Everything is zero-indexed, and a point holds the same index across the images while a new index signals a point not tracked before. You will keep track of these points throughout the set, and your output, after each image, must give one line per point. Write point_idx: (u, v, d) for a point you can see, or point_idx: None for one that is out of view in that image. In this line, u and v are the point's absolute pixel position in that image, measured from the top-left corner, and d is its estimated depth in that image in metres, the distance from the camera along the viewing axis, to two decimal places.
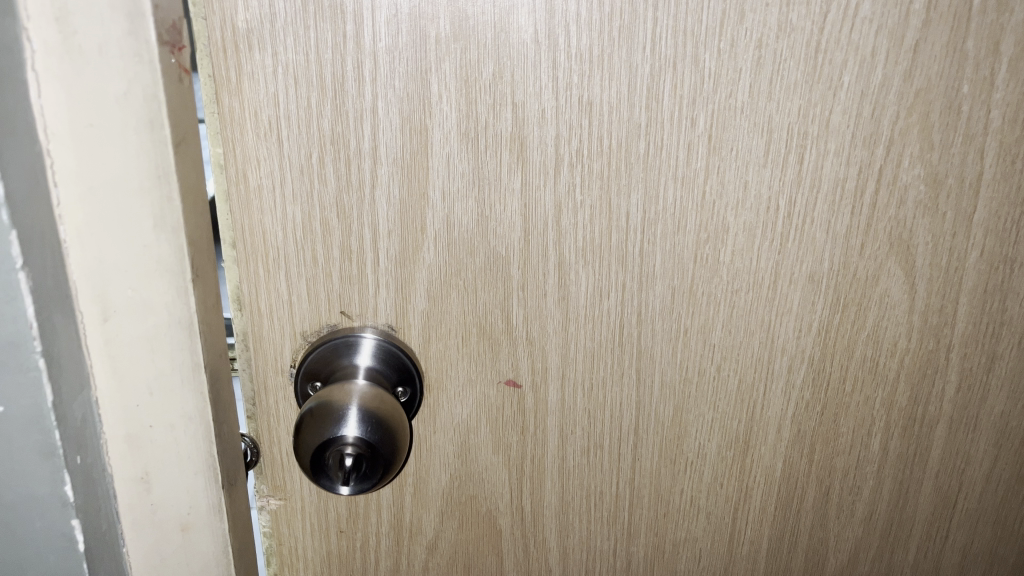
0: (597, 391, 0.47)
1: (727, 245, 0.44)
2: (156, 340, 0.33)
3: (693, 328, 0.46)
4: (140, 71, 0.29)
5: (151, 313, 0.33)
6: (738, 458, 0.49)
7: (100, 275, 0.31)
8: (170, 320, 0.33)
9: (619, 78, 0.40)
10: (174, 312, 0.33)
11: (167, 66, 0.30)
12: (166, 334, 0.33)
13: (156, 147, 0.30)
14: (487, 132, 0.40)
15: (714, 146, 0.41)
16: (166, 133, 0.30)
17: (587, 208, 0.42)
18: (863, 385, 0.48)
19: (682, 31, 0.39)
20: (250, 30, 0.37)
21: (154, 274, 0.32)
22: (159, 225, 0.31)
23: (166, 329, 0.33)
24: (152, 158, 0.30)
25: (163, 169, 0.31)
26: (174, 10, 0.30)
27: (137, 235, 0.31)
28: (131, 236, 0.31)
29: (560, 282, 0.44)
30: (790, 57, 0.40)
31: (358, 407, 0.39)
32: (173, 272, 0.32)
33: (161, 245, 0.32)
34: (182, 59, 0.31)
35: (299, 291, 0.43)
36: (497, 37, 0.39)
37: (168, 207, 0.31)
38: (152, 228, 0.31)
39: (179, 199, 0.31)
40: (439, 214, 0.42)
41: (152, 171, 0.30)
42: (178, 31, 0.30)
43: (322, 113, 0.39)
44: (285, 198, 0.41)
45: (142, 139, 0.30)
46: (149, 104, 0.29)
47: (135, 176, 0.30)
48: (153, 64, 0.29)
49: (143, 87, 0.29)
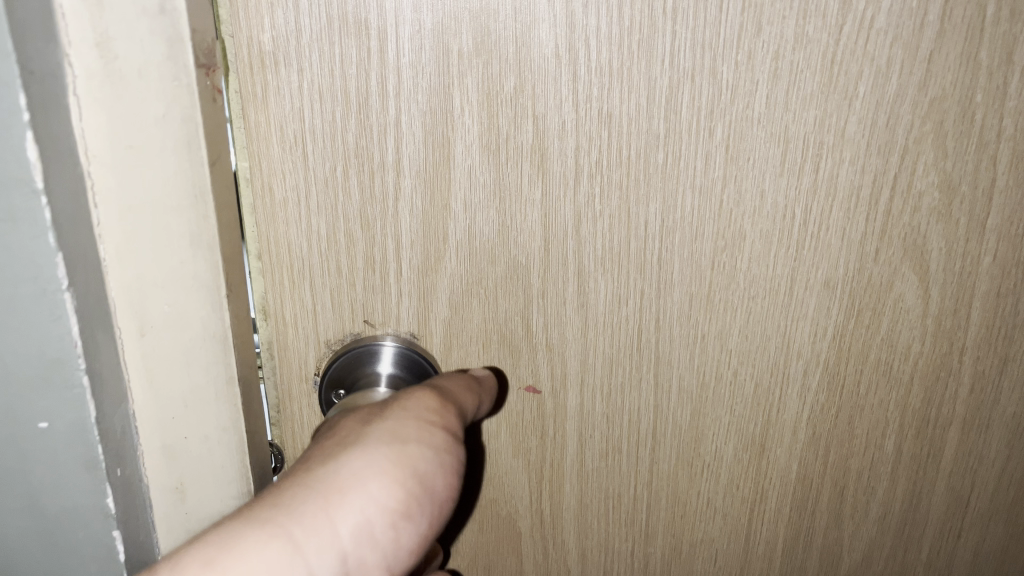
0: (616, 396, 0.48)
1: (744, 252, 0.44)
2: (191, 354, 0.34)
3: (710, 333, 0.46)
4: (178, 94, 0.30)
5: (186, 328, 0.33)
6: (754, 460, 0.50)
7: (139, 289, 0.32)
8: (206, 333, 0.34)
9: (638, 91, 0.40)
10: (210, 325, 0.34)
11: (203, 88, 0.31)
12: (201, 348, 0.34)
13: (193, 166, 0.31)
14: (508, 144, 0.41)
15: (731, 155, 0.42)
16: (202, 152, 0.31)
17: (606, 218, 0.43)
18: (878, 388, 0.49)
19: (699, 44, 0.40)
20: (276, 47, 0.38)
21: (190, 289, 0.33)
22: (196, 242, 0.32)
23: (202, 342, 0.34)
24: (189, 178, 0.31)
25: (199, 187, 0.31)
26: (209, 32, 0.31)
27: (172, 251, 0.32)
28: (168, 253, 0.32)
29: (579, 289, 0.45)
30: (806, 68, 0.40)
31: None
32: (208, 287, 0.33)
33: (198, 261, 0.33)
34: (216, 80, 0.32)
35: (323, 300, 0.44)
36: (519, 51, 0.39)
37: (203, 224, 0.32)
38: (188, 245, 0.32)
39: (215, 215, 0.32)
40: (461, 224, 0.43)
41: (188, 190, 0.31)
42: (213, 54, 0.31)
43: (346, 127, 0.40)
44: (310, 210, 0.42)
45: (180, 159, 0.31)
46: (187, 125, 0.30)
47: (172, 195, 0.31)
48: (191, 87, 0.30)
49: (182, 109, 0.30)
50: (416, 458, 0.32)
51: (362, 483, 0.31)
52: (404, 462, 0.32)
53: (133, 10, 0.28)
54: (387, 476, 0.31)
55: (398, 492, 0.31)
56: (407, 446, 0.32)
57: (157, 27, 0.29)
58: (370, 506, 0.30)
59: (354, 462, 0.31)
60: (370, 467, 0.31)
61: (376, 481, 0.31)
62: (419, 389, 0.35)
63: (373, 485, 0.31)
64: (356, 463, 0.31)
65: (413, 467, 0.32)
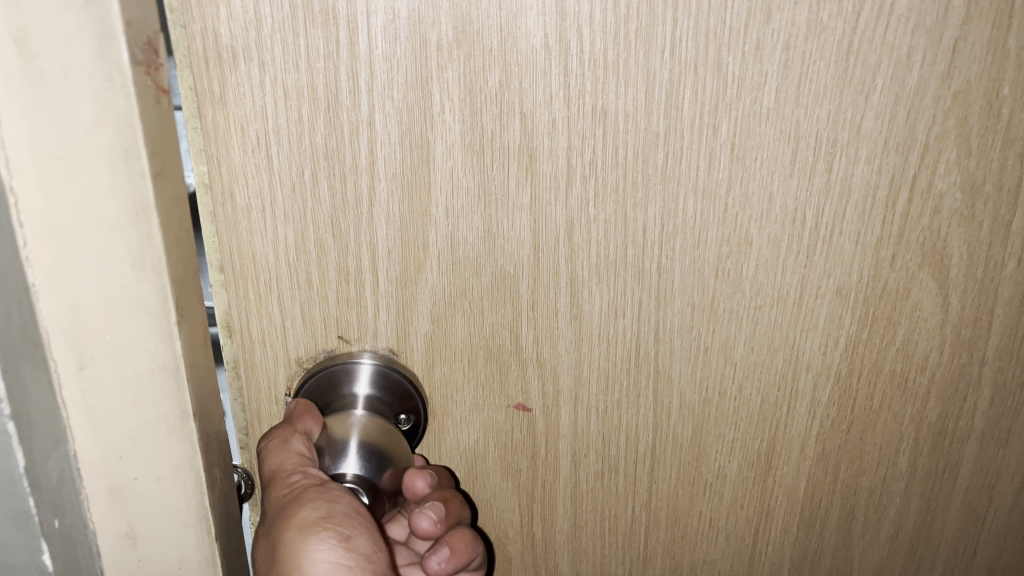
0: (612, 413, 0.44)
1: (751, 258, 0.41)
2: (139, 386, 0.31)
3: (713, 346, 0.43)
4: (113, 98, 0.26)
5: (132, 358, 0.30)
6: (760, 478, 0.47)
7: (77, 320, 0.29)
8: (154, 365, 0.31)
9: (636, 84, 0.37)
10: (158, 355, 0.30)
11: (143, 88, 0.27)
12: (150, 380, 0.31)
13: (133, 180, 0.28)
14: (494, 145, 0.37)
15: (737, 155, 0.38)
16: (143, 164, 0.28)
17: (601, 223, 0.40)
18: (892, 401, 0.46)
19: (703, 33, 0.36)
20: (234, 39, 0.35)
21: (136, 316, 0.30)
22: (139, 263, 0.29)
23: (149, 375, 0.31)
24: (128, 192, 0.28)
25: (141, 204, 0.28)
26: (150, 24, 0.27)
27: (113, 275, 0.29)
28: (107, 275, 0.29)
29: (572, 300, 0.41)
30: (820, 59, 0.37)
31: (358, 441, 0.39)
32: (155, 314, 0.30)
33: (142, 285, 0.29)
34: (160, 79, 0.28)
35: (293, 314, 0.40)
36: (505, 41, 0.36)
37: (147, 243, 0.29)
38: (131, 266, 0.29)
39: (160, 233, 0.29)
40: (443, 232, 0.39)
41: (128, 205, 0.28)
42: (155, 48, 0.28)
43: (314, 126, 0.37)
44: (276, 218, 0.38)
45: (119, 172, 0.27)
46: (125, 133, 0.27)
47: (111, 212, 0.28)
48: (127, 88, 0.26)
49: (116, 115, 0.27)
50: (332, 496, 0.36)
51: (313, 531, 0.34)
52: (325, 504, 0.35)
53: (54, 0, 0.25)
54: (322, 519, 0.35)
55: (332, 516, 0.35)
56: (302, 491, 0.36)
57: (82, 23, 0.25)
58: (334, 536, 0.34)
59: (287, 533, 0.35)
60: (297, 527, 0.35)
61: (313, 523, 0.35)
62: (275, 461, 0.37)
63: (322, 530, 0.34)
64: (293, 534, 0.35)
65: (336, 500, 0.36)
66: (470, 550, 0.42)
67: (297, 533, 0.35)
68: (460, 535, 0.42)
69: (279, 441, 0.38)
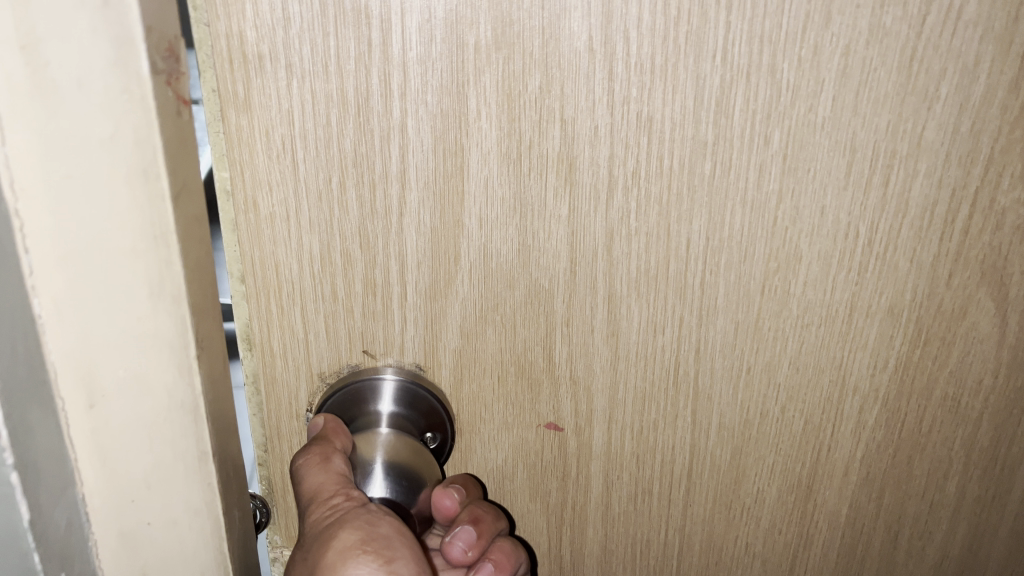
0: (647, 434, 0.42)
1: (800, 275, 0.39)
2: (155, 425, 0.29)
3: (756, 366, 0.41)
4: (130, 111, 0.24)
5: (148, 396, 0.29)
6: (800, 503, 0.45)
7: (86, 355, 0.27)
8: (171, 403, 0.29)
9: (684, 90, 0.35)
10: (176, 392, 0.29)
11: (163, 101, 0.25)
12: (167, 418, 0.29)
13: (153, 202, 0.25)
14: (532, 153, 0.35)
15: (789, 166, 0.36)
16: (164, 184, 0.25)
17: (642, 236, 0.37)
18: (942, 425, 0.43)
19: (757, 37, 0.34)
20: (260, 38, 0.33)
21: (153, 350, 0.28)
22: (157, 293, 0.27)
23: (166, 413, 0.29)
24: (145, 216, 0.26)
25: (160, 227, 0.26)
26: (172, 29, 0.25)
27: (128, 306, 0.27)
28: (121, 305, 0.27)
29: (609, 316, 0.39)
30: (881, 66, 0.35)
31: (384, 463, 0.38)
32: (174, 348, 0.28)
33: (160, 317, 0.27)
34: (182, 90, 0.26)
35: (316, 328, 0.39)
36: (546, 44, 0.33)
37: (166, 270, 0.27)
38: (148, 296, 0.27)
39: (179, 261, 0.27)
40: (475, 243, 0.37)
41: (146, 230, 0.26)
42: (176, 55, 0.25)
43: (343, 131, 0.35)
44: (301, 227, 0.36)
45: (138, 194, 0.25)
46: (143, 150, 0.25)
47: (126, 235, 0.26)
48: (146, 102, 0.24)
49: (135, 130, 0.24)
50: (372, 518, 0.35)
51: (352, 555, 0.34)
52: (365, 526, 0.34)
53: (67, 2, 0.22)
54: (362, 544, 0.34)
55: (373, 541, 0.34)
56: (343, 513, 0.35)
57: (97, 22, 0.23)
58: (375, 559, 0.34)
59: (327, 554, 0.34)
60: (339, 552, 0.34)
61: (355, 550, 0.34)
62: (313, 477, 0.36)
63: (362, 554, 0.34)
64: (333, 557, 0.34)
65: (375, 521, 0.35)
66: (511, 560, 0.42)
67: (336, 555, 0.34)
68: (498, 546, 0.42)
69: (317, 459, 0.37)
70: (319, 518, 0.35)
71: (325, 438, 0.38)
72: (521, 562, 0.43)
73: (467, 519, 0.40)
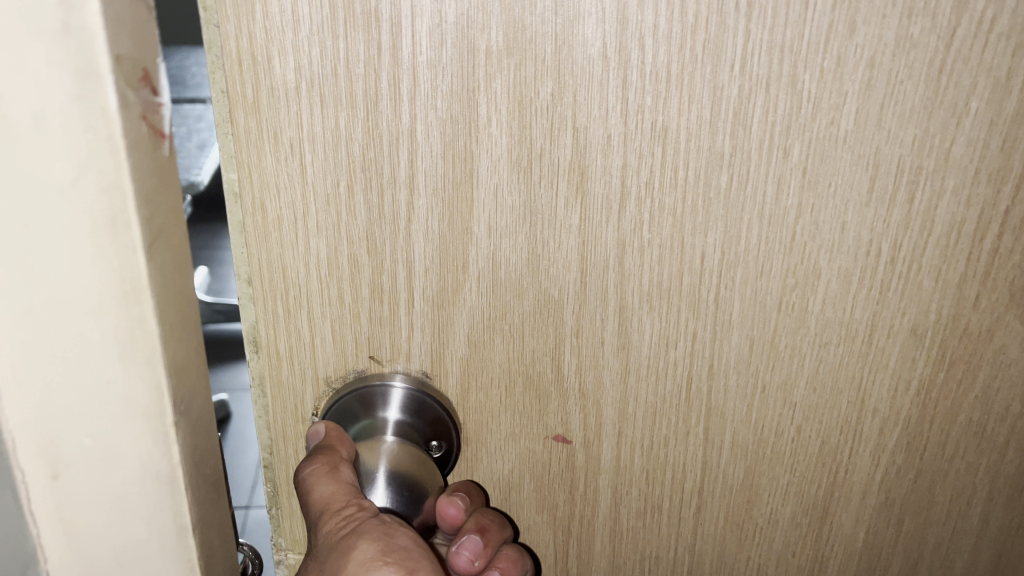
0: (658, 450, 0.41)
1: (819, 292, 0.37)
2: (130, 489, 0.30)
3: (772, 385, 0.40)
4: (95, 150, 0.24)
5: (123, 461, 0.29)
6: (815, 525, 0.43)
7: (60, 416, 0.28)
8: (146, 470, 0.30)
9: (700, 100, 0.34)
10: (151, 459, 0.29)
11: (135, 135, 0.24)
12: (142, 483, 0.30)
13: (124, 255, 0.25)
14: (543, 161, 0.35)
15: (809, 180, 0.35)
16: (134, 233, 0.25)
17: (655, 247, 0.37)
18: (966, 451, 0.42)
19: (778, 47, 0.33)
20: (269, 39, 0.32)
21: (127, 415, 0.28)
22: (127, 354, 0.27)
23: (141, 478, 0.30)
24: (114, 271, 0.26)
25: (132, 282, 0.26)
26: (148, 54, 0.25)
27: (101, 366, 0.27)
28: (94, 364, 0.27)
29: (620, 328, 0.38)
30: (907, 79, 0.33)
31: (388, 472, 0.38)
32: (148, 411, 0.28)
33: (133, 380, 0.28)
34: (157, 121, 0.25)
35: (323, 332, 0.38)
36: (559, 50, 0.33)
37: (136, 326, 0.27)
38: (119, 354, 0.27)
39: (152, 317, 0.27)
40: (484, 251, 0.36)
41: (114, 287, 0.26)
42: (151, 80, 0.25)
43: (352, 135, 0.34)
44: (309, 231, 0.36)
45: (107, 246, 0.25)
46: (111, 198, 0.24)
47: (96, 291, 0.26)
48: (112, 140, 0.24)
49: (101, 175, 0.24)
50: (389, 528, 0.36)
51: (374, 565, 0.35)
52: (384, 538, 0.35)
53: (24, 31, 0.22)
54: (382, 555, 0.35)
55: (394, 552, 0.35)
56: (360, 526, 0.35)
57: (57, 58, 0.23)
58: (396, 569, 0.35)
59: (348, 565, 0.35)
60: (360, 564, 0.35)
61: (376, 562, 0.35)
62: (324, 489, 0.36)
63: (383, 564, 0.35)
64: (354, 567, 0.35)
65: (392, 532, 0.36)
66: (517, 567, 0.42)
67: (357, 566, 0.35)
68: (505, 554, 0.41)
69: (325, 469, 0.37)
70: (336, 532, 0.36)
71: (332, 447, 0.38)
72: (526, 569, 0.43)
73: (473, 527, 0.40)
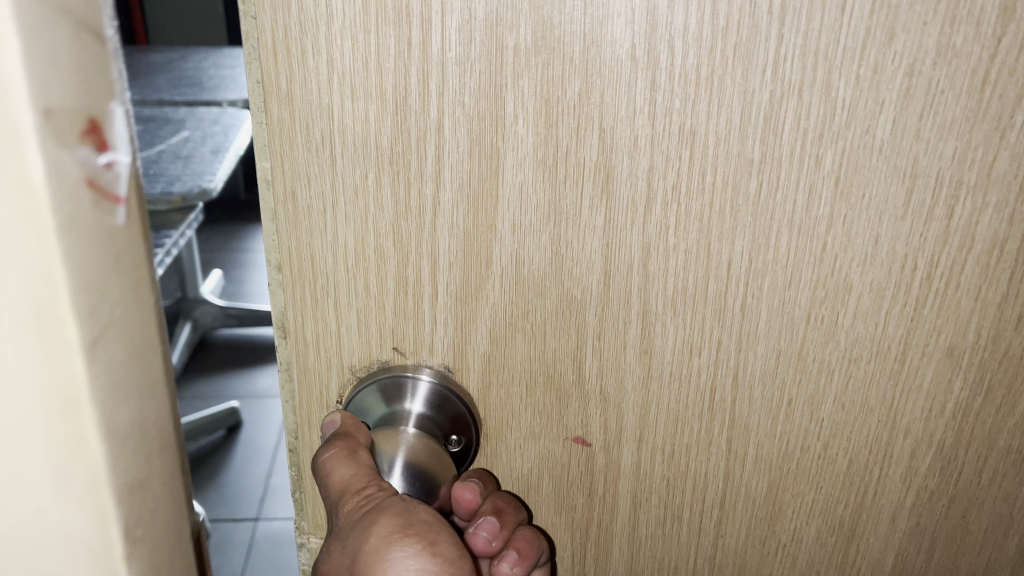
0: (679, 459, 0.41)
1: (849, 306, 0.36)
2: None
3: (798, 399, 0.39)
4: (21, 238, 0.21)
5: None
6: (841, 546, 0.42)
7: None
8: None
9: (730, 104, 0.33)
10: None
11: (75, 205, 0.21)
12: None
13: (61, 358, 0.22)
14: (568, 161, 0.35)
15: (842, 190, 0.34)
16: (70, 331, 0.22)
17: (681, 253, 0.36)
18: (1004, 479, 0.40)
19: (811, 52, 0.32)
20: (303, 32, 0.33)
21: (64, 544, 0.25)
22: (65, 472, 0.24)
23: None
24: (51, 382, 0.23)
25: (70, 393, 0.23)
26: (88, 102, 0.22)
27: (36, 491, 0.24)
28: (29, 489, 0.24)
29: (642, 333, 0.38)
30: (948, 88, 0.32)
31: (407, 460, 0.38)
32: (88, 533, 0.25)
33: (71, 504, 0.24)
34: (106, 181, 0.23)
35: (348, 321, 0.39)
36: (587, 50, 0.33)
37: (74, 440, 0.23)
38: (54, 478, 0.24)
39: (92, 433, 0.23)
40: (508, 248, 0.37)
41: (51, 402, 0.23)
42: (96, 130, 0.22)
43: (381, 128, 0.35)
44: (337, 221, 0.37)
45: (37, 353, 0.22)
46: (44, 292, 0.21)
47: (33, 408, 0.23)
48: (44, 225, 0.21)
49: (28, 264, 0.21)
50: (410, 507, 0.35)
51: (395, 537, 0.33)
52: (404, 512, 0.34)
53: None
54: (405, 529, 0.34)
55: (416, 525, 0.34)
56: (381, 504, 0.35)
57: None
58: (418, 542, 0.33)
59: (368, 540, 0.34)
60: (381, 535, 0.33)
61: (398, 533, 0.33)
62: (343, 471, 0.36)
63: (405, 537, 0.33)
64: (374, 542, 0.34)
65: (414, 510, 0.35)
66: (534, 547, 0.41)
67: (378, 541, 0.34)
68: (521, 534, 0.41)
69: (344, 453, 0.37)
70: (356, 510, 0.35)
71: (349, 433, 0.38)
72: (543, 552, 0.42)
73: (489, 509, 0.40)
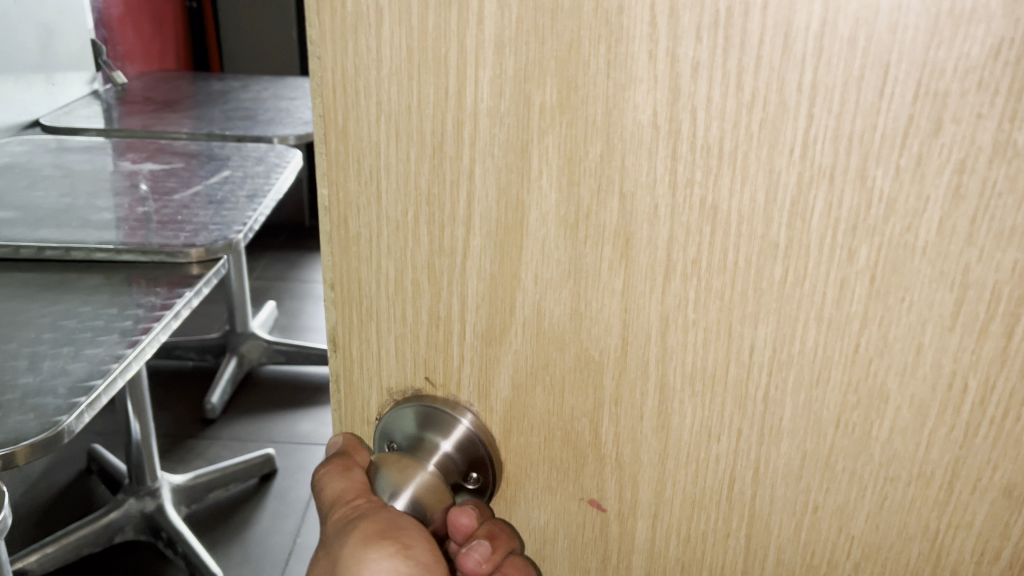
0: (695, 545, 0.39)
1: (886, 418, 0.33)
2: None
3: (825, 509, 0.35)
4: None
5: None
6: None
7: None
8: None
9: (754, 182, 0.31)
10: None
11: None
12: None
13: None
14: (589, 221, 0.34)
15: (878, 289, 0.31)
16: None
17: (700, 330, 0.34)
18: None
19: (844, 136, 0.29)
20: (358, 74, 0.36)
21: None
22: None
23: None
24: None
25: None
26: None
27: None
28: None
29: (659, 407, 0.36)
30: (1008, 192, 0.28)
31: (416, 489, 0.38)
32: None
33: None
34: None
35: (388, 345, 0.41)
36: (609, 114, 0.32)
37: None
38: None
39: None
40: (530, 299, 0.37)
41: None
42: None
43: (419, 169, 0.36)
44: (381, 251, 0.39)
45: None
46: None
47: None
48: None
49: None
50: (393, 511, 0.38)
51: (371, 540, 0.36)
52: (384, 517, 0.37)
53: None
54: (382, 533, 0.36)
55: (398, 526, 0.37)
56: (363, 512, 0.38)
57: None
58: (391, 543, 0.36)
59: (348, 545, 0.37)
60: (359, 539, 0.37)
61: (373, 539, 0.36)
62: (339, 483, 0.41)
63: (380, 539, 0.36)
64: (353, 546, 0.37)
65: (395, 515, 0.37)
66: None
67: (355, 544, 0.37)
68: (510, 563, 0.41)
69: (341, 467, 0.41)
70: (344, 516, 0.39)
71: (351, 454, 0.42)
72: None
73: (484, 534, 0.40)
